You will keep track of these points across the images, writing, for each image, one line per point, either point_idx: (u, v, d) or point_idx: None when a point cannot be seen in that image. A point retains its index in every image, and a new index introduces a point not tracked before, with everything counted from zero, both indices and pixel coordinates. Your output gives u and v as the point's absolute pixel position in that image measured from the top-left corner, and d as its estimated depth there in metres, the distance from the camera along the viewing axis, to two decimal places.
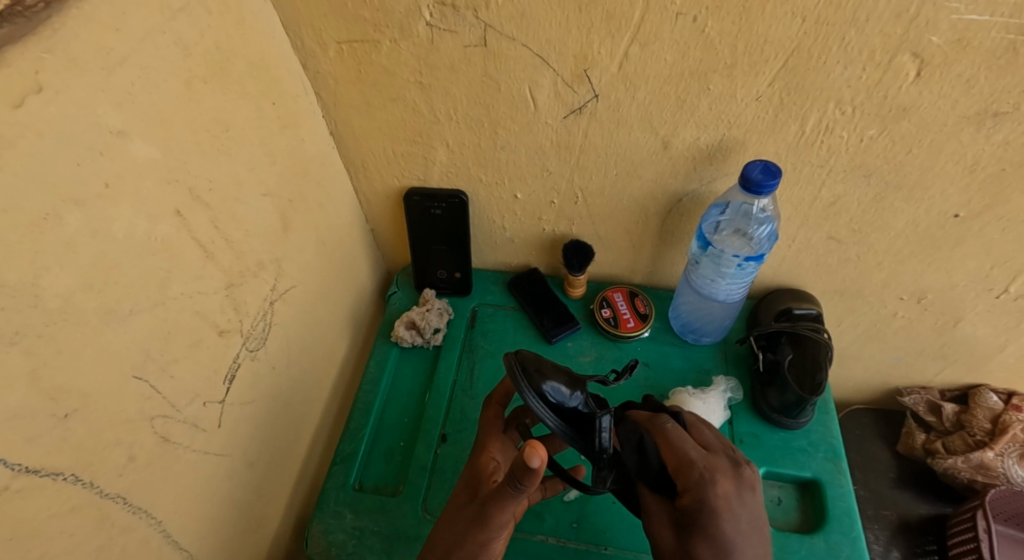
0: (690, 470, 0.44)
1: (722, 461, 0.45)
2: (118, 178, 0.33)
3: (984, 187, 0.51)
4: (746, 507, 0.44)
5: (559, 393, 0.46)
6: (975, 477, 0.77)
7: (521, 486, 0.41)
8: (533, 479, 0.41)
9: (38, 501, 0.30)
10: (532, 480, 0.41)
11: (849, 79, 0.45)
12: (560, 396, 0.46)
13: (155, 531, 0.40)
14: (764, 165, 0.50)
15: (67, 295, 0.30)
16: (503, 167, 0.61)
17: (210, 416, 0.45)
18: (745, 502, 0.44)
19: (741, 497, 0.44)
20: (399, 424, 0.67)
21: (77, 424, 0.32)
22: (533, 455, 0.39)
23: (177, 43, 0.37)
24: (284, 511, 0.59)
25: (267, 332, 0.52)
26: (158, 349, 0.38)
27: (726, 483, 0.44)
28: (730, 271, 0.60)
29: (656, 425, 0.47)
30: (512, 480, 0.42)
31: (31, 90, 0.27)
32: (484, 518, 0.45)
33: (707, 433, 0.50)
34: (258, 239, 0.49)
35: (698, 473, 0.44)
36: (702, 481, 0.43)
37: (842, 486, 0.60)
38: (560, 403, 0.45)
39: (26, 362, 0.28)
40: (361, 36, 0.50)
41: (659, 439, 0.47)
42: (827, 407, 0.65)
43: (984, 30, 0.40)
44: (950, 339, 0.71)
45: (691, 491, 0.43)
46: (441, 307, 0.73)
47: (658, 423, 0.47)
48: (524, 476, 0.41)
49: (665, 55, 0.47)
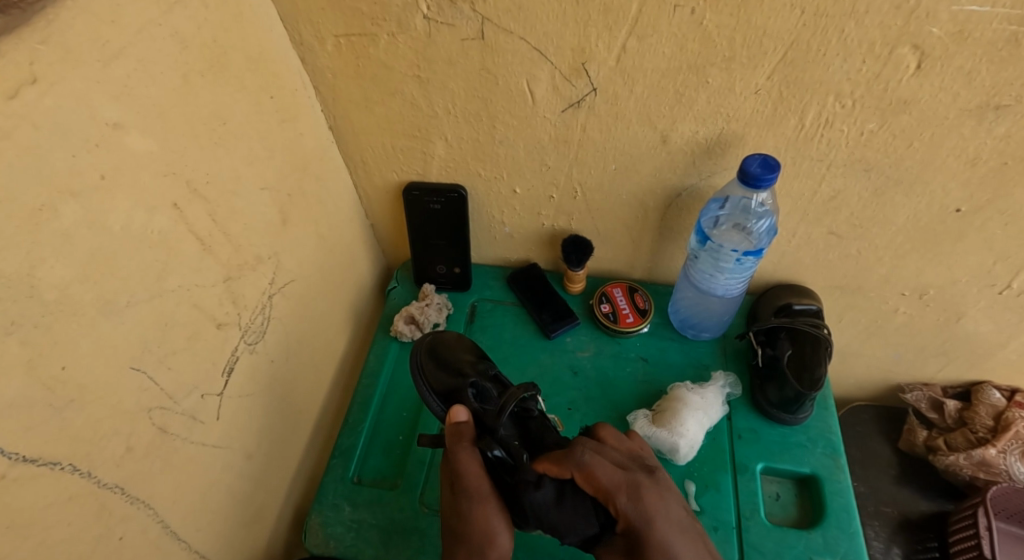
0: (604, 481, 0.43)
1: (603, 467, 0.44)
2: (114, 170, 0.33)
3: (985, 182, 0.51)
4: (670, 506, 0.44)
5: (444, 375, 0.58)
6: (976, 474, 0.77)
7: (461, 446, 0.49)
8: (464, 437, 0.49)
9: (36, 489, 0.30)
10: (462, 436, 0.49)
11: (849, 72, 0.45)
12: (447, 376, 0.58)
13: (153, 521, 0.40)
14: (762, 158, 0.50)
15: (63, 286, 0.30)
16: (502, 161, 0.61)
17: (208, 408, 0.45)
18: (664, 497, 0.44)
19: (659, 495, 0.44)
20: (398, 418, 0.67)
21: (76, 414, 0.32)
22: (457, 411, 0.51)
23: (173, 36, 0.37)
24: (282, 505, 0.59)
25: (266, 326, 0.52)
26: (156, 341, 0.38)
27: (653, 495, 0.43)
28: (728, 265, 0.60)
29: (571, 465, 0.44)
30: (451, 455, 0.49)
31: (26, 82, 0.27)
32: (465, 490, 0.47)
33: (624, 440, 0.51)
34: (256, 233, 0.49)
35: (623, 488, 0.43)
36: (632, 501, 0.43)
37: (840, 482, 0.60)
38: (449, 383, 0.57)
39: (23, 352, 0.29)
40: (359, 30, 0.50)
41: (579, 477, 0.44)
42: (826, 403, 0.65)
43: (985, 21, 0.39)
44: (952, 336, 0.71)
45: (627, 513, 0.42)
46: (440, 302, 0.73)
47: (581, 463, 0.44)
48: (457, 442, 0.49)
49: (663, 49, 0.47)
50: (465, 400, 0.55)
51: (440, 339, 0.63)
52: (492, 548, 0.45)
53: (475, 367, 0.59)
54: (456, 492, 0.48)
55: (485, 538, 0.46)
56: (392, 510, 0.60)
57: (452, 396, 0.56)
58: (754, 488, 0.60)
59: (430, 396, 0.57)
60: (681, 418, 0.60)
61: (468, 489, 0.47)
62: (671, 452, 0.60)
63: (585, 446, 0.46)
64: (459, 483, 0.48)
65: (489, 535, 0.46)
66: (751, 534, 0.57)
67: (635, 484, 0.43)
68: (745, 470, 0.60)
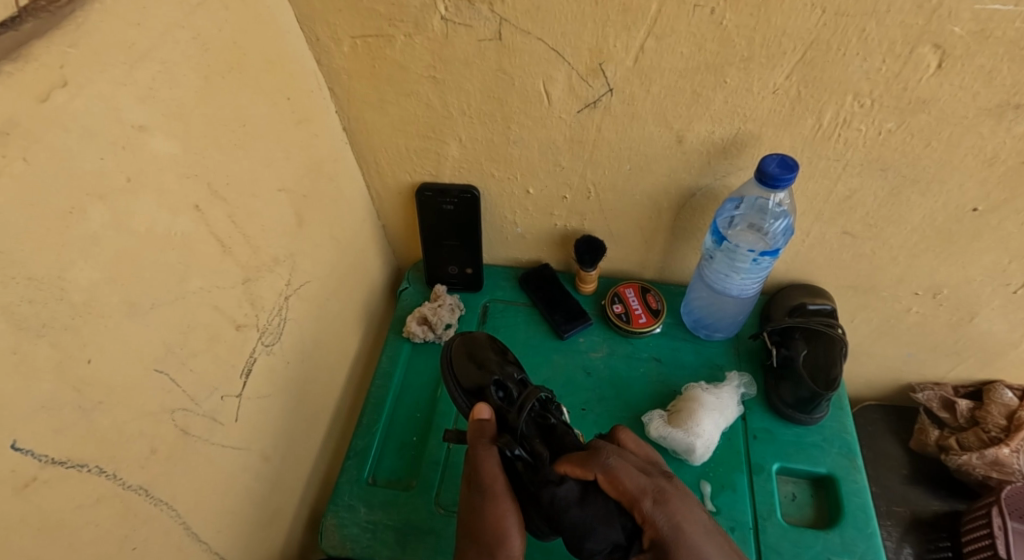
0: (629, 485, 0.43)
1: (629, 471, 0.44)
2: (140, 173, 0.33)
3: (1003, 181, 0.51)
4: (698, 514, 0.43)
5: (467, 373, 0.59)
6: (989, 473, 0.77)
7: (482, 443, 0.50)
8: (484, 434, 0.51)
9: (65, 490, 0.30)
10: (482, 434, 0.51)
11: (867, 72, 0.45)
12: (471, 374, 0.59)
13: (176, 523, 0.40)
14: (780, 158, 0.50)
15: (91, 288, 0.30)
16: (516, 161, 0.61)
17: (228, 410, 0.45)
18: (690, 506, 0.43)
19: (686, 503, 0.43)
20: (412, 419, 0.67)
21: (103, 415, 0.32)
22: (480, 408, 0.53)
23: (196, 39, 0.37)
24: (297, 506, 0.59)
25: (282, 327, 0.52)
26: (178, 343, 0.38)
27: (679, 503, 0.43)
28: (744, 266, 0.60)
29: (595, 466, 0.45)
30: (472, 451, 0.50)
31: (57, 84, 0.28)
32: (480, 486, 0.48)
33: (648, 446, 0.51)
34: (274, 234, 0.49)
35: (649, 495, 0.43)
36: (657, 505, 0.42)
37: (856, 482, 0.60)
38: (472, 381, 0.59)
39: (54, 354, 0.29)
40: (376, 31, 0.50)
41: (605, 480, 0.44)
42: (841, 403, 0.65)
43: (1007, 20, 0.39)
44: (966, 335, 0.70)
45: (653, 520, 0.42)
46: (452, 302, 0.73)
47: (605, 465, 0.45)
48: (478, 440, 0.51)
49: (680, 49, 0.47)
50: (488, 397, 0.57)
51: (467, 336, 0.63)
52: (502, 549, 0.46)
53: (503, 367, 0.60)
54: (471, 486, 0.49)
55: (495, 537, 0.46)
56: (407, 511, 0.60)
57: (476, 395, 0.58)
58: (770, 489, 0.60)
59: (457, 392, 0.59)
60: (697, 419, 0.60)
61: (487, 486, 0.48)
62: (686, 453, 0.60)
63: (609, 451, 0.46)
64: (476, 479, 0.49)
65: (501, 537, 0.46)
66: (768, 535, 0.57)
67: (662, 492, 0.43)
68: (761, 470, 0.60)
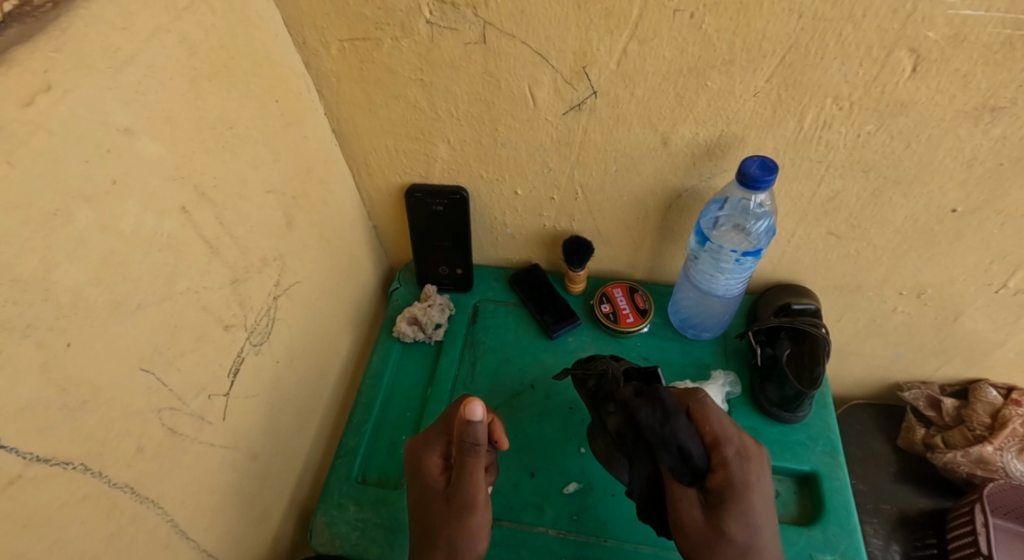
0: (727, 445, 0.48)
1: (719, 421, 0.49)
2: (125, 175, 0.34)
3: (982, 183, 0.52)
4: (767, 486, 0.48)
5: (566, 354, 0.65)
6: (975, 470, 0.78)
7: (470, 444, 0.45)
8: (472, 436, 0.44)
9: (50, 490, 0.31)
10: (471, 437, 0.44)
11: (846, 75, 0.46)
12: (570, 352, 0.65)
13: (163, 520, 0.41)
14: (761, 161, 0.50)
15: (77, 289, 0.31)
16: (504, 163, 0.62)
17: (216, 409, 0.45)
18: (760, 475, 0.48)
19: (761, 473, 0.48)
20: (403, 418, 0.67)
21: (88, 415, 0.33)
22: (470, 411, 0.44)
23: (182, 42, 0.38)
24: (288, 505, 0.60)
25: (271, 328, 0.53)
26: (165, 343, 0.39)
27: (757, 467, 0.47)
28: (728, 266, 0.60)
29: (694, 401, 0.51)
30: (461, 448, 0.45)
31: (40, 88, 0.28)
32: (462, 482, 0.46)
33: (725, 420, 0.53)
34: (262, 236, 0.50)
35: (735, 451, 0.47)
36: (739, 458, 0.47)
37: (840, 479, 0.61)
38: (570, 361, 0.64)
39: (39, 354, 0.29)
40: (363, 35, 0.51)
41: (698, 416, 0.50)
42: (825, 402, 0.66)
43: (980, 25, 0.40)
44: (951, 334, 0.71)
45: (728, 465, 0.47)
46: (442, 302, 0.73)
47: (704, 404, 0.50)
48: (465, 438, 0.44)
49: (663, 52, 0.47)
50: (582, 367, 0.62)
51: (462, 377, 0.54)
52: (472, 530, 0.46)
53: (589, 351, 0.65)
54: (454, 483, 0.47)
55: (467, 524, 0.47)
56: (397, 509, 0.61)
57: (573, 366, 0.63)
58: None
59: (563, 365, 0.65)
60: None
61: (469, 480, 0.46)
62: None
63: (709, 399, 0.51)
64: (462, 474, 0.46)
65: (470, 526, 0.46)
66: None
67: (748, 456, 0.48)
68: None
